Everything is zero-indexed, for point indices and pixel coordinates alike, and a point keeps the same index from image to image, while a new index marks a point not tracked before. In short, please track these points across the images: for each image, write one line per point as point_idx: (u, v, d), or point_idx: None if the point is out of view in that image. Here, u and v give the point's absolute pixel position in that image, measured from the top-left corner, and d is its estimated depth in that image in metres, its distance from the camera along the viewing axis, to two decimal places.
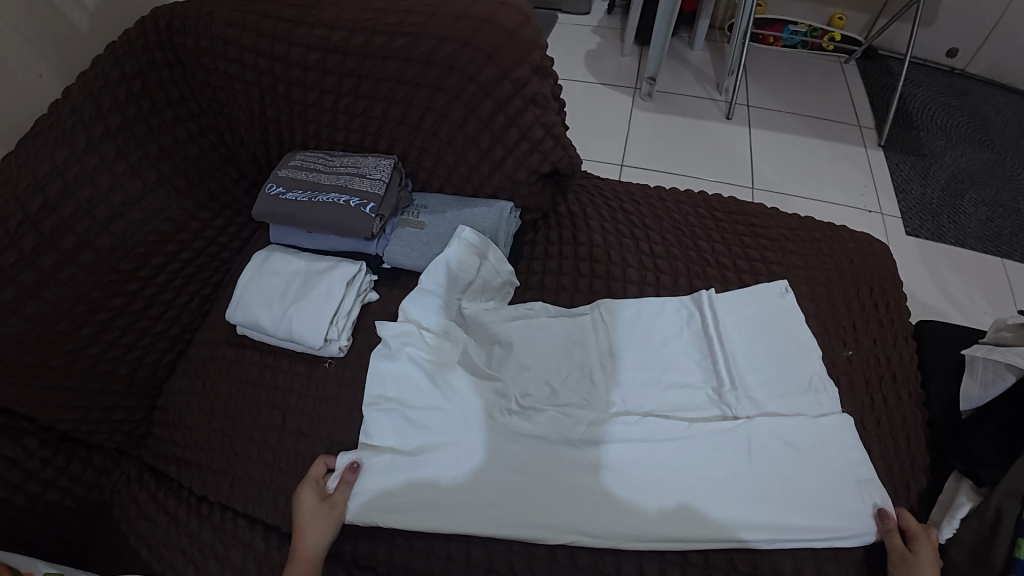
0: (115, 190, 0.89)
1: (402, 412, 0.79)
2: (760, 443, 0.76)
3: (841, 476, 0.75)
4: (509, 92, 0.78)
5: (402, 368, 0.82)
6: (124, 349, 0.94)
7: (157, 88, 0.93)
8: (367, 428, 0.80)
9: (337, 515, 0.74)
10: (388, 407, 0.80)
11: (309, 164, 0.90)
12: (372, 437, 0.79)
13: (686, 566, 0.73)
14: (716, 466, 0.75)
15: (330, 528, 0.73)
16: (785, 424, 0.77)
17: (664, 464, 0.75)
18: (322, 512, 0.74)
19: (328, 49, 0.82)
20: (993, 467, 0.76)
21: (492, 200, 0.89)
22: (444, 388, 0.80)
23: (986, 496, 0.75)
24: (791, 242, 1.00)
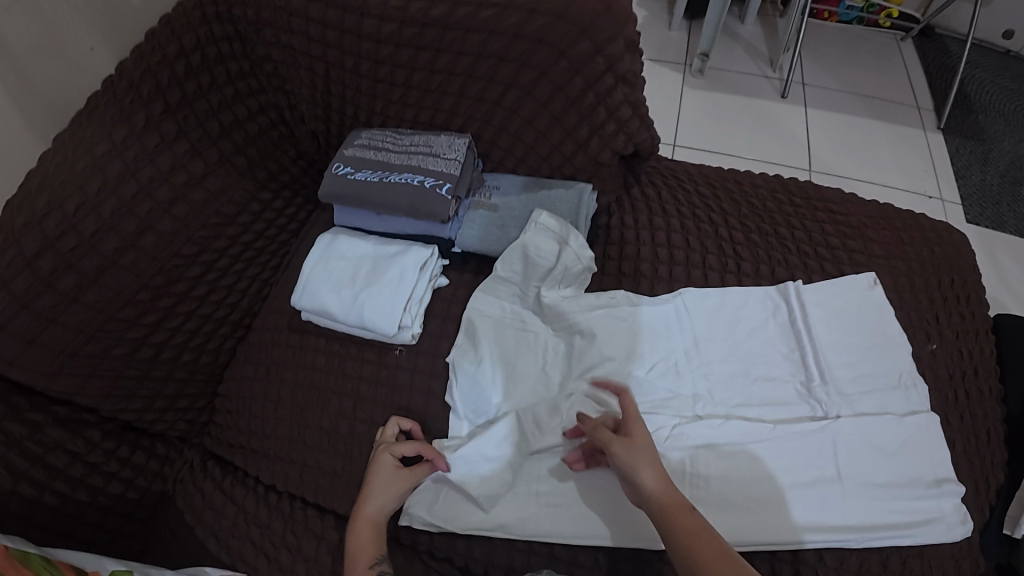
0: (176, 170, 0.86)
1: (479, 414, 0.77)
2: (850, 445, 0.74)
3: (922, 487, 0.73)
4: (602, 68, 0.73)
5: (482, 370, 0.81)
6: (187, 336, 0.93)
7: (216, 63, 0.87)
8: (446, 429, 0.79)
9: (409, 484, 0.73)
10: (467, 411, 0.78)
11: (377, 143, 0.86)
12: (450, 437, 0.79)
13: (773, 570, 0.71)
14: (804, 467, 0.74)
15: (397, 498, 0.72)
16: (874, 432, 0.75)
17: (750, 468, 0.74)
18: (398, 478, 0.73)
19: (404, 20, 0.76)
20: None
21: (570, 182, 0.86)
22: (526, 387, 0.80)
23: None
24: (872, 229, 0.96)
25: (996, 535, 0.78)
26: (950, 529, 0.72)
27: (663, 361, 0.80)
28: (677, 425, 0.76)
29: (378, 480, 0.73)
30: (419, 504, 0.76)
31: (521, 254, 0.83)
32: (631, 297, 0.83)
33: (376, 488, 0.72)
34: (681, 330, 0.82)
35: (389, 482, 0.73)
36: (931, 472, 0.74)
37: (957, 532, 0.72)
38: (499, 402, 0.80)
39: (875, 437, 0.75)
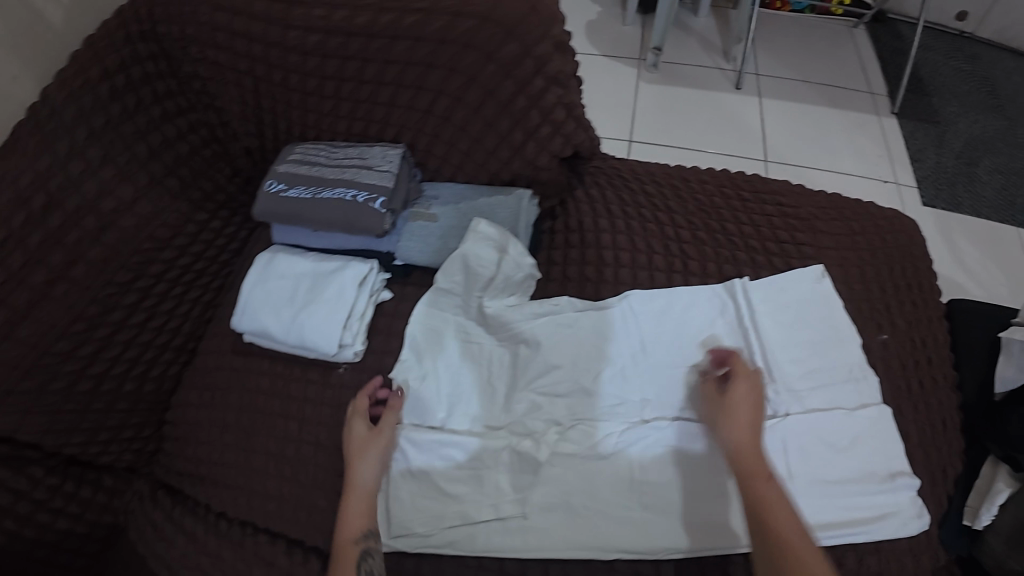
0: (104, 197, 0.83)
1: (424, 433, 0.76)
2: (798, 441, 0.74)
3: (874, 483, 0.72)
4: (530, 72, 0.72)
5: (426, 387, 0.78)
6: (128, 365, 0.90)
7: (142, 83, 0.85)
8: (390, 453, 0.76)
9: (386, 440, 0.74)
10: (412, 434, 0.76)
11: (310, 157, 0.84)
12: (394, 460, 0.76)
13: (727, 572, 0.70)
14: None
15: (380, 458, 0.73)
16: (822, 430, 0.75)
17: (700, 472, 0.72)
18: (371, 440, 0.73)
19: (329, 30, 0.75)
20: None
21: (509, 188, 0.84)
22: (471, 401, 0.79)
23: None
24: (821, 221, 0.95)
25: (955, 528, 0.79)
26: (905, 524, 0.71)
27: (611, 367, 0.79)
28: (624, 430, 0.75)
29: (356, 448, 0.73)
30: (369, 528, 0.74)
31: (462, 264, 0.81)
32: (575, 303, 0.82)
33: (357, 455, 0.72)
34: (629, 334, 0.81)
35: (367, 445, 0.73)
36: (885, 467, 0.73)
37: (912, 526, 0.71)
38: (445, 417, 0.78)
39: (823, 434, 0.75)
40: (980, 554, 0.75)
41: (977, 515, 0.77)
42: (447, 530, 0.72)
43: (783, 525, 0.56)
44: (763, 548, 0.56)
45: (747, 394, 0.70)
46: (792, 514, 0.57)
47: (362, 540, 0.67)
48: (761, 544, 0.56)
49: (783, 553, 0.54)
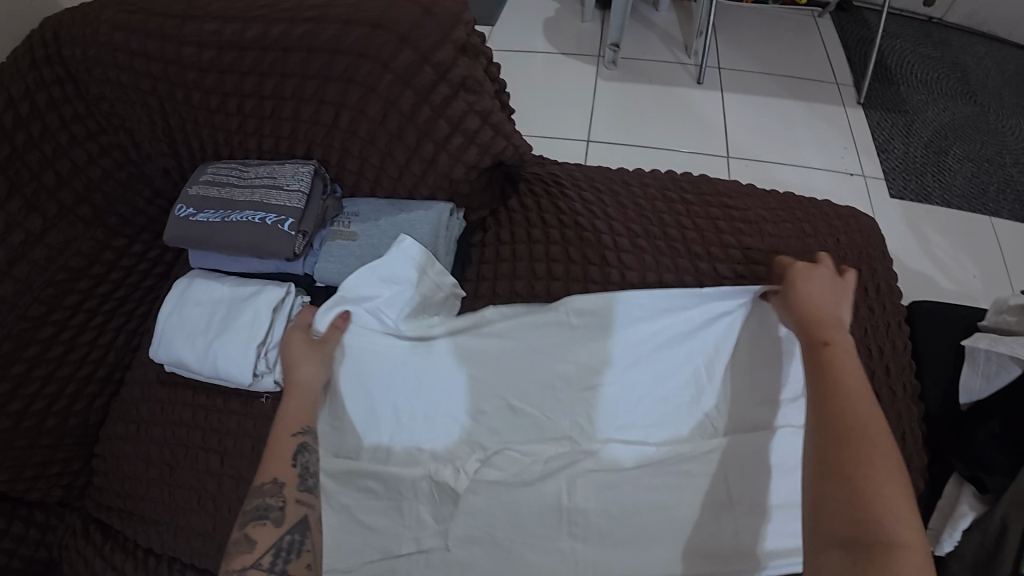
0: (12, 229, 0.80)
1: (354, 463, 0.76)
2: (729, 461, 0.73)
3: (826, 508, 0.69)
4: (432, 79, 0.68)
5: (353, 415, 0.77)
6: (49, 400, 0.87)
7: (48, 108, 0.81)
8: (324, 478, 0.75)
9: (329, 350, 0.72)
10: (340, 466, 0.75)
11: (221, 179, 0.80)
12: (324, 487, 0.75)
13: None
14: (684, 485, 0.73)
15: (323, 364, 0.71)
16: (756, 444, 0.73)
17: (627, 493, 0.74)
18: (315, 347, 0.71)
19: (222, 45, 0.72)
20: (998, 472, 0.68)
21: (430, 202, 0.80)
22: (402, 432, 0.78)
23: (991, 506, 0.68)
24: (771, 224, 0.89)
25: None
26: None
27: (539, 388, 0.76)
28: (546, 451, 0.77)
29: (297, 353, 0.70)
30: None
31: (379, 283, 0.73)
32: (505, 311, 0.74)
33: (299, 359, 0.70)
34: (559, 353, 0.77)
35: (310, 351, 0.70)
36: None
37: None
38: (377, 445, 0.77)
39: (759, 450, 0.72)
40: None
41: (938, 540, 0.71)
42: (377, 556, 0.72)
43: (852, 403, 0.51)
44: (830, 430, 0.50)
45: (832, 284, 0.64)
46: (867, 394, 0.52)
47: (301, 434, 0.65)
48: (820, 418, 0.52)
49: (848, 424, 0.50)
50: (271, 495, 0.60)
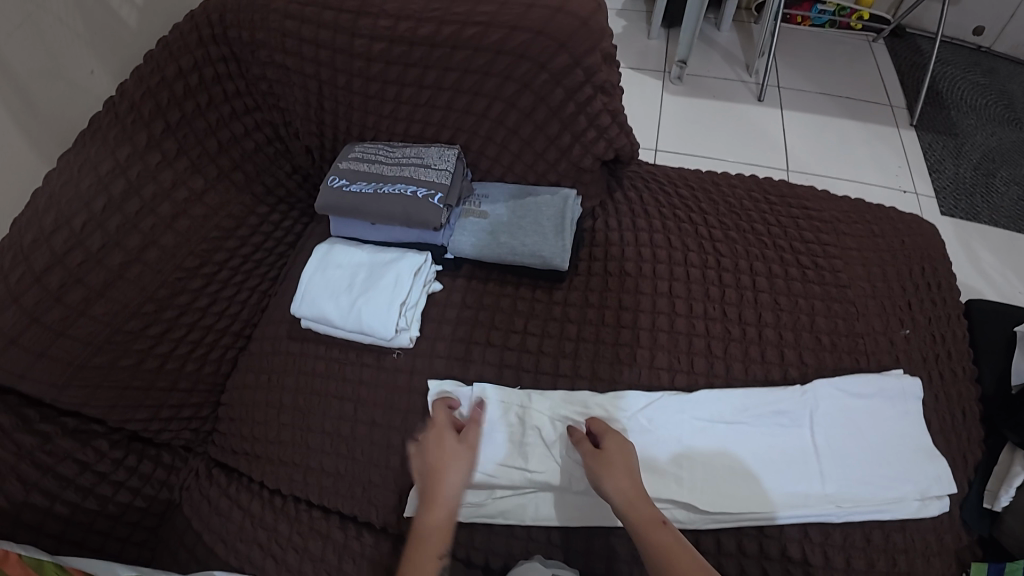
0: (177, 187, 0.90)
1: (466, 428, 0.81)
2: (827, 442, 0.81)
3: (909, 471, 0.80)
4: (580, 80, 0.78)
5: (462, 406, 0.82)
6: (190, 346, 0.95)
7: (213, 83, 0.92)
8: None
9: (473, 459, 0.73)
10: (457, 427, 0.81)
11: (370, 156, 0.90)
12: None
13: (761, 533, 0.77)
14: (779, 461, 0.80)
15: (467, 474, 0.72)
16: (842, 421, 0.83)
17: (731, 463, 0.79)
18: (461, 452, 0.72)
19: (393, 39, 0.81)
20: None
21: (555, 187, 0.90)
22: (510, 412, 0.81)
23: None
24: (844, 224, 1.01)
25: (976, 509, 0.84)
26: (926, 505, 0.79)
27: (650, 354, 0.84)
28: (661, 396, 0.82)
29: (450, 460, 0.71)
30: None
31: (525, 212, 0.88)
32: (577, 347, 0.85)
33: (450, 466, 0.71)
34: (667, 327, 0.86)
35: (458, 458, 0.72)
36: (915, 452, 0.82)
37: (932, 507, 0.79)
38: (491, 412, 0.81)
39: (844, 426, 0.83)
40: (1000, 536, 0.81)
41: (996, 496, 0.82)
42: (497, 498, 0.79)
43: None
44: None
45: None
46: None
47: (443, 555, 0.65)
48: None
49: None
50: None
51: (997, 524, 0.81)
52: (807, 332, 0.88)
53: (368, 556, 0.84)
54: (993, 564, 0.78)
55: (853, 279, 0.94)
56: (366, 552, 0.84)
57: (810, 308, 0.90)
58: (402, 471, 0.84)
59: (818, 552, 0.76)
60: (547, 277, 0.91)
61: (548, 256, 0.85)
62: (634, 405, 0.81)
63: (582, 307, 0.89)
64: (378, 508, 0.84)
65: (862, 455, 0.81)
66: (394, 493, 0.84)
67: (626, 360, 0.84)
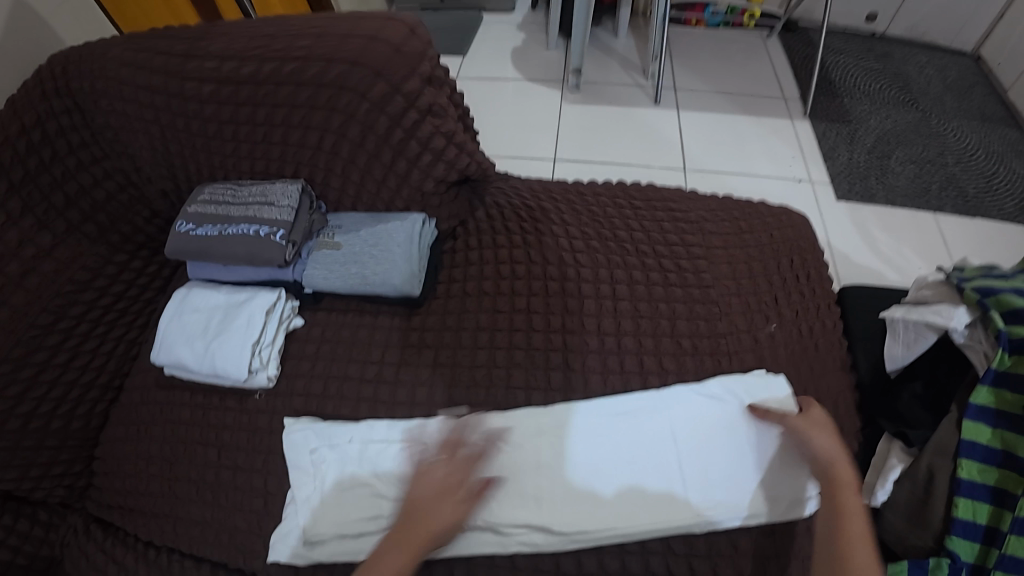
0: (24, 244, 0.87)
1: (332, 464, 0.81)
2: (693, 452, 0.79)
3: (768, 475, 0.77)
4: (403, 105, 0.78)
5: (326, 444, 0.82)
6: (54, 404, 0.93)
7: (57, 135, 0.90)
8: (294, 485, 0.81)
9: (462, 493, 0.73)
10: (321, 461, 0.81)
11: (217, 197, 0.89)
12: (303, 493, 0.80)
13: (622, 549, 0.75)
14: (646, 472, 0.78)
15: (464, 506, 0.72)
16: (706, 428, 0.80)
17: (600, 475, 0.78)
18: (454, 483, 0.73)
19: (221, 80, 0.82)
20: (921, 427, 0.82)
21: (405, 213, 0.89)
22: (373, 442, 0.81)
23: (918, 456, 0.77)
24: (709, 223, 1.02)
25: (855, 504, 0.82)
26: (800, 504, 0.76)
27: (506, 373, 0.84)
28: (518, 415, 0.81)
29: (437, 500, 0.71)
30: (297, 540, 0.79)
31: (377, 241, 0.87)
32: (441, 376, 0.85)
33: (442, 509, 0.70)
34: (525, 344, 0.86)
35: (456, 497, 0.72)
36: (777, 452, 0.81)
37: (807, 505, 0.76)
38: (353, 445, 0.81)
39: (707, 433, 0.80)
40: (881, 532, 0.78)
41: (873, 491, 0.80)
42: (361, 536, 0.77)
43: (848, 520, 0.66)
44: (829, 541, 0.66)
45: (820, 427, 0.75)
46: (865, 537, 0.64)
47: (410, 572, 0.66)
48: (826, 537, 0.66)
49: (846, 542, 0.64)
50: None
51: (878, 520, 0.79)
52: (667, 337, 0.88)
53: None
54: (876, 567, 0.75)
55: (716, 279, 0.95)
56: None
57: (670, 311, 0.90)
58: (266, 514, 0.83)
59: (682, 563, 0.75)
60: (405, 303, 0.91)
61: (399, 283, 0.85)
62: (494, 427, 0.80)
63: (440, 330, 0.89)
64: (244, 553, 0.83)
65: None
66: (259, 537, 0.82)
67: (482, 382, 0.84)
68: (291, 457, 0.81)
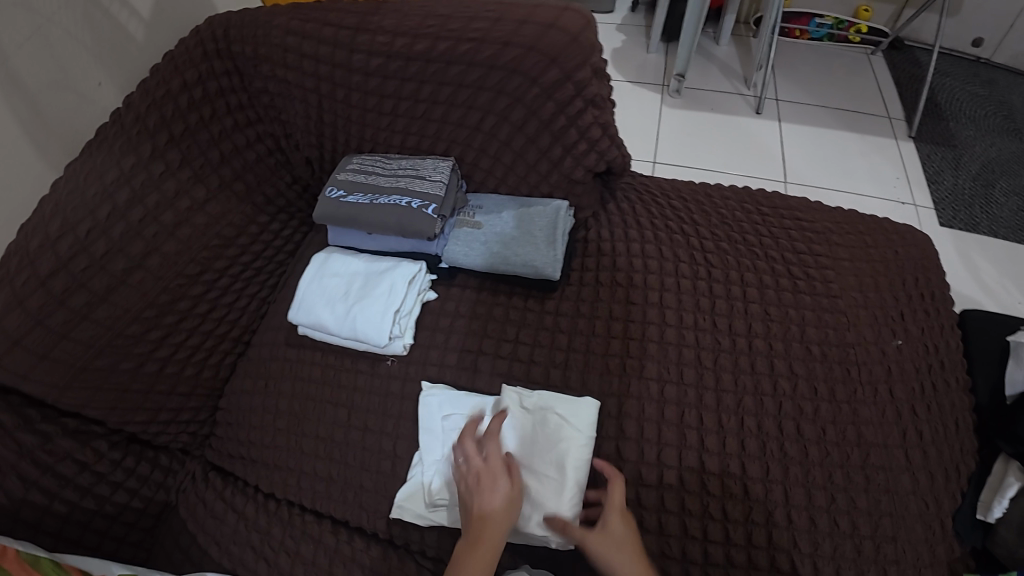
0: (180, 196, 0.91)
1: (458, 429, 0.83)
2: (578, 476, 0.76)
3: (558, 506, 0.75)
4: (571, 94, 0.81)
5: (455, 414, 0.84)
6: (189, 351, 0.97)
7: (217, 96, 0.94)
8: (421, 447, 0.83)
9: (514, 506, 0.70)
10: (451, 425, 0.83)
11: (367, 168, 0.92)
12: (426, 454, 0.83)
13: (749, 544, 0.76)
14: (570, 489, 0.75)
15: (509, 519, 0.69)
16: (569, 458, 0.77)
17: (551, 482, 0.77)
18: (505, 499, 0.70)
19: (391, 55, 0.84)
20: None
21: (547, 199, 0.92)
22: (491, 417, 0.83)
23: None
24: (837, 235, 1.02)
25: (968, 520, 0.79)
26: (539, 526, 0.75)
27: (639, 364, 0.86)
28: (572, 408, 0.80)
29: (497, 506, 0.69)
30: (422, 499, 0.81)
31: (518, 224, 0.90)
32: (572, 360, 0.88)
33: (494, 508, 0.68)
34: (658, 337, 0.88)
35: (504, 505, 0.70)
36: (907, 466, 0.81)
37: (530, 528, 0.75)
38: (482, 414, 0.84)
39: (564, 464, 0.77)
40: (991, 546, 0.77)
41: (989, 508, 0.78)
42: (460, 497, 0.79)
43: None
44: None
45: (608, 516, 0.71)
46: None
47: None
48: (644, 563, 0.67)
49: None
50: None
51: (990, 535, 0.77)
52: (797, 343, 0.88)
53: (358, 559, 0.85)
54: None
55: (844, 290, 0.94)
56: (357, 556, 0.85)
57: (801, 318, 0.90)
58: (393, 476, 0.86)
59: (809, 565, 0.75)
60: (540, 287, 0.93)
61: (540, 266, 0.87)
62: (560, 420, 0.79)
63: (572, 316, 0.92)
64: (370, 512, 0.85)
65: (847, 465, 0.80)
66: (384, 498, 0.85)
67: (616, 370, 0.86)
68: (422, 414, 0.84)
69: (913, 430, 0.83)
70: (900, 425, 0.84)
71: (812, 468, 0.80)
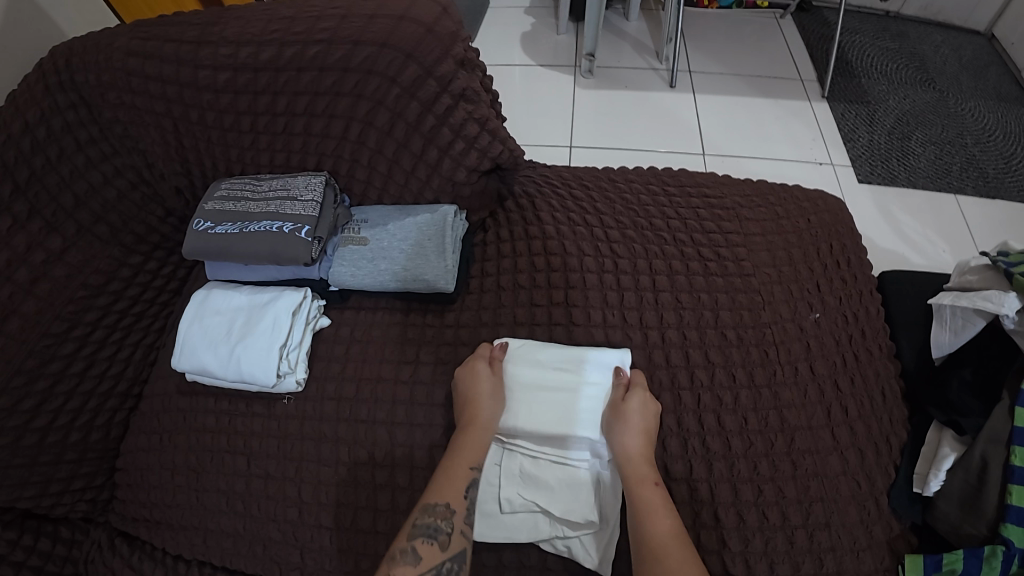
0: (33, 249, 0.82)
1: None
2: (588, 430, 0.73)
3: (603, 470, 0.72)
4: (435, 90, 0.75)
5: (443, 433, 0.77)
6: (72, 415, 0.88)
7: (64, 132, 0.83)
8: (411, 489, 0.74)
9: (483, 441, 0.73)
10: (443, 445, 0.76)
11: (236, 193, 0.85)
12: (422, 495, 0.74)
13: None
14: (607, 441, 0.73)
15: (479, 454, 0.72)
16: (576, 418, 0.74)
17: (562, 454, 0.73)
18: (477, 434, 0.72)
19: (237, 67, 0.77)
20: (972, 415, 0.73)
21: (434, 205, 0.87)
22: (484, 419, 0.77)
23: (969, 446, 0.72)
24: (747, 209, 0.99)
25: (905, 495, 0.75)
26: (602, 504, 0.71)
27: None
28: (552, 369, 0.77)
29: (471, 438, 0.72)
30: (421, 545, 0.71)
31: (406, 232, 0.85)
32: None
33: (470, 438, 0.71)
34: (565, 338, 0.83)
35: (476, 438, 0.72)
36: (830, 442, 0.78)
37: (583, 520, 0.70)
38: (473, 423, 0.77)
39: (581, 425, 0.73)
40: (932, 522, 0.72)
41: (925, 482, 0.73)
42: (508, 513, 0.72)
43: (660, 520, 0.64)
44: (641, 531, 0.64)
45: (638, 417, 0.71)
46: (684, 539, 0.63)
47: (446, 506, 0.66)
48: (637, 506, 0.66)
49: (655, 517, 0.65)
50: (442, 518, 0.66)
51: (929, 510, 0.73)
52: (711, 329, 0.85)
53: None
54: (929, 557, 0.70)
55: (756, 266, 0.91)
56: None
57: (713, 301, 0.87)
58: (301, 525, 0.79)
59: (739, 561, 0.71)
60: (436, 300, 0.89)
61: (432, 278, 0.81)
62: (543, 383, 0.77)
63: (474, 326, 0.87)
64: (281, 566, 0.79)
65: (772, 453, 0.77)
66: (294, 548, 0.79)
67: None
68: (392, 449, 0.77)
69: (834, 406, 0.80)
70: (822, 403, 0.81)
71: (736, 460, 0.76)
